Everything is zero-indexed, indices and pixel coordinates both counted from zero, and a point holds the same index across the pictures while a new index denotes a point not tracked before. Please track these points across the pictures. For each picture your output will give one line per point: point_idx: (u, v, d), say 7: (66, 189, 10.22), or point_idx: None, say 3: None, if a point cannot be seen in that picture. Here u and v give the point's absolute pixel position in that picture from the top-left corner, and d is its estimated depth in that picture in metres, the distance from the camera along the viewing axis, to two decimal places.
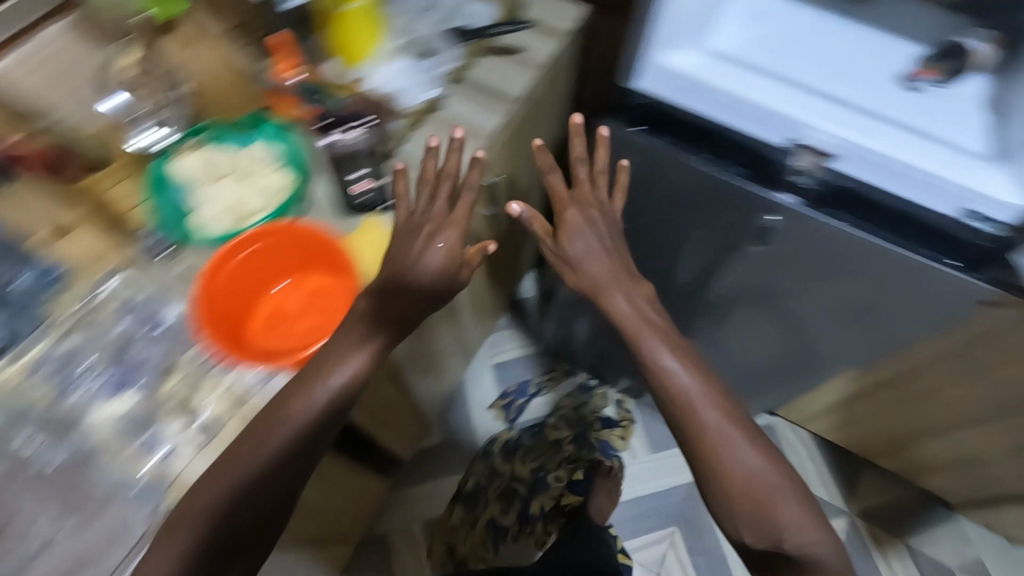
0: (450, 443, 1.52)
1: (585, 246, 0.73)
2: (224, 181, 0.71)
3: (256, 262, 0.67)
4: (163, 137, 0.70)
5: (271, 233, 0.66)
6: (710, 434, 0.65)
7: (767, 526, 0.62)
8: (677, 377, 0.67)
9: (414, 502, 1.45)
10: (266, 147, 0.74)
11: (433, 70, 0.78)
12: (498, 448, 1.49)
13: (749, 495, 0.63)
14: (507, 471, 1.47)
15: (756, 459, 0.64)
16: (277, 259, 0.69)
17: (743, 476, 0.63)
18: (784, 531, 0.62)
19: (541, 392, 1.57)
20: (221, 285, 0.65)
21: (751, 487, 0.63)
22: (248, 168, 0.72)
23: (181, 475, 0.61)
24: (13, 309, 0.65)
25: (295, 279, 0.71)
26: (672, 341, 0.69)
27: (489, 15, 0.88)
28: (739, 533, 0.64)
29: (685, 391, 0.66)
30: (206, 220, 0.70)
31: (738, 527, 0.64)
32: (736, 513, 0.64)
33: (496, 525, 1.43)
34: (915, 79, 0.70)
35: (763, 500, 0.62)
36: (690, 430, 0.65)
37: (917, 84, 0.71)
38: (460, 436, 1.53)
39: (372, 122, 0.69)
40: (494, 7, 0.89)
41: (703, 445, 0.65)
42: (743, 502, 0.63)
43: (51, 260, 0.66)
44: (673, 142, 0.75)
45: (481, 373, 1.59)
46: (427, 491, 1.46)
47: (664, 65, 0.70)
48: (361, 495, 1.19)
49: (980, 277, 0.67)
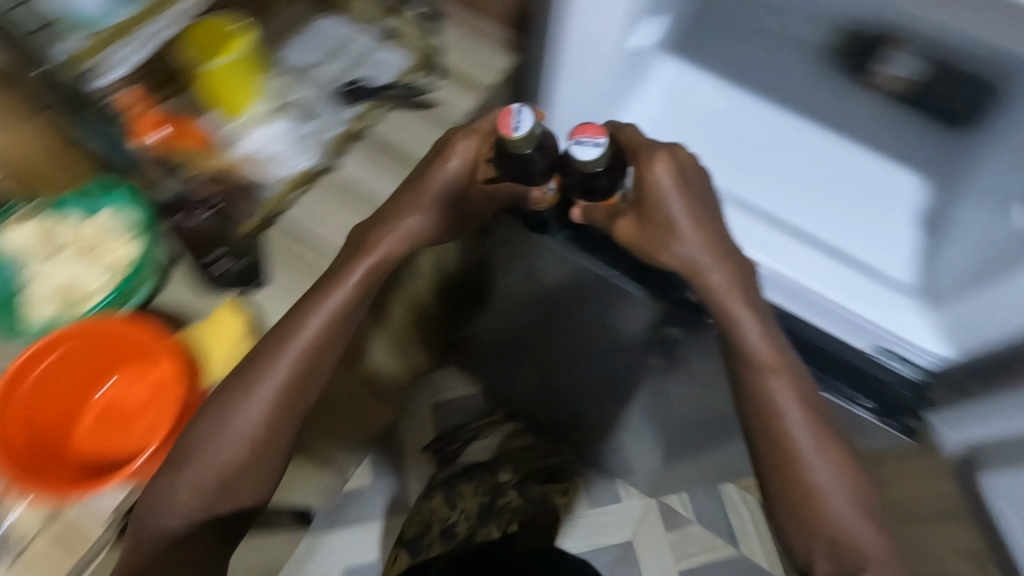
0: (377, 483, 1.44)
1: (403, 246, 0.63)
2: (64, 254, 0.64)
3: (73, 362, 0.59)
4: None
5: (94, 334, 0.58)
6: (770, 405, 0.60)
7: (840, 545, 0.58)
8: (764, 336, 0.61)
9: (336, 550, 1.38)
10: (120, 212, 0.66)
11: (310, 128, 0.72)
12: (439, 489, 1.39)
13: (829, 547, 0.59)
14: (462, 508, 1.37)
15: (823, 465, 0.59)
16: (99, 351, 0.60)
17: (809, 479, 0.59)
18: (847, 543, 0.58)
19: (478, 436, 1.49)
20: (39, 379, 0.58)
21: (815, 501, 0.59)
22: (100, 241, 0.65)
23: None
24: None
25: (118, 374, 0.63)
26: (756, 319, 0.61)
27: (400, 65, 0.82)
28: (810, 554, 0.60)
29: (765, 350, 0.61)
30: (45, 298, 0.62)
31: (801, 539, 0.60)
32: (814, 552, 0.60)
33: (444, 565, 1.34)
34: (578, 137, 0.56)
35: (835, 525, 0.59)
36: (786, 468, 0.59)
37: (581, 146, 0.56)
38: (389, 471, 1.46)
39: (218, 203, 0.66)
40: (407, 56, 0.83)
41: (763, 425, 0.61)
42: (813, 529, 0.59)
43: None
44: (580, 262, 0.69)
45: (421, 411, 1.51)
46: (350, 532, 1.40)
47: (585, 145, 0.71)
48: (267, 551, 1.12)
49: (892, 423, 0.63)
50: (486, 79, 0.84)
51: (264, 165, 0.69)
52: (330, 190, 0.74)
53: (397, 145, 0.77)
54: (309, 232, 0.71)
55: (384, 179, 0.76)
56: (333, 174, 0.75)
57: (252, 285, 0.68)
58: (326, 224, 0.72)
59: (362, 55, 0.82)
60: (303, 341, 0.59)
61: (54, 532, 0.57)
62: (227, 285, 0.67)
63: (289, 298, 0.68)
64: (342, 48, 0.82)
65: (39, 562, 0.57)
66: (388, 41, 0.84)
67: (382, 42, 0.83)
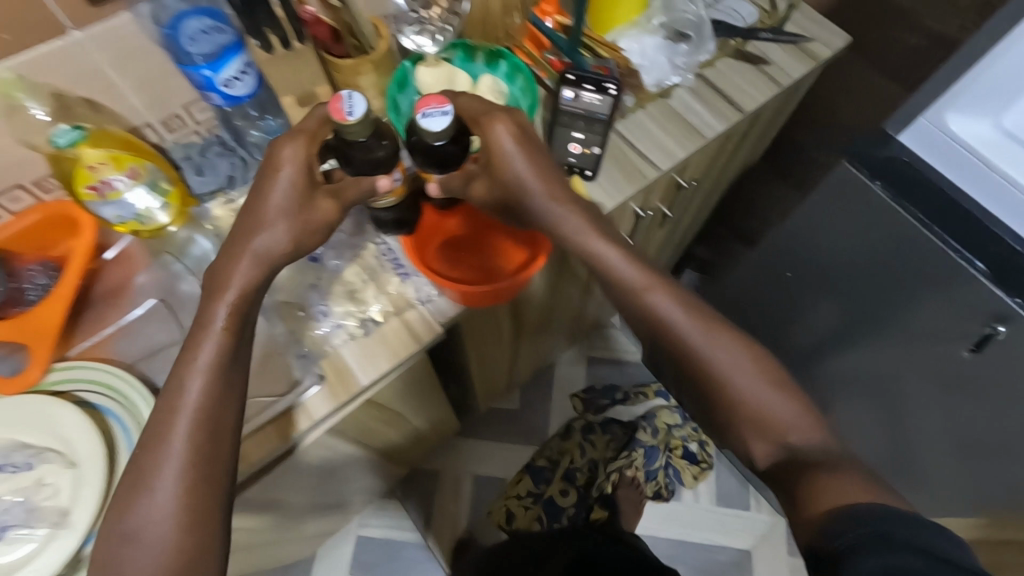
0: (520, 413, 1.52)
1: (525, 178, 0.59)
2: None
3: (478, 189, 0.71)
4: (423, 47, 0.72)
5: None
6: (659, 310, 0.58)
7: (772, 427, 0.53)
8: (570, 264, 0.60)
9: (470, 456, 1.48)
10: (500, 80, 0.73)
11: (684, 56, 0.76)
12: (579, 428, 1.45)
13: (767, 433, 0.53)
14: (589, 457, 1.42)
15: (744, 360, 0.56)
16: None
17: (726, 375, 0.55)
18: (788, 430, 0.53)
19: (628, 401, 1.49)
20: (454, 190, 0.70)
21: (708, 403, 0.56)
22: (477, 94, 0.72)
23: (337, 354, 0.65)
24: (243, 151, 0.72)
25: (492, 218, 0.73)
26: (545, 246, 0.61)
27: (750, 17, 0.83)
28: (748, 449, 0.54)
29: (617, 265, 0.59)
30: None
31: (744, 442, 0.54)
32: (748, 437, 0.54)
33: (558, 501, 1.35)
34: (421, 110, 0.53)
35: (736, 422, 0.55)
36: (692, 371, 0.57)
37: (431, 116, 0.52)
38: (534, 406, 1.53)
39: (612, 91, 0.67)
40: (760, 10, 0.84)
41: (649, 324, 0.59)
42: (759, 423, 0.54)
43: (284, 122, 0.70)
44: (943, 231, 0.68)
45: (576, 359, 1.58)
46: (485, 447, 1.48)
47: (951, 134, 0.64)
48: (436, 430, 1.22)
49: None
50: (824, 54, 0.82)
51: (644, 73, 0.73)
52: (665, 114, 0.78)
53: (729, 91, 0.79)
54: (638, 145, 0.76)
55: (713, 116, 0.78)
56: (667, 102, 0.79)
57: (587, 174, 0.73)
58: (654, 144, 0.76)
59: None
60: (218, 332, 0.50)
61: (400, 323, 0.67)
62: (568, 169, 0.72)
63: (615, 193, 0.74)
64: None
65: (382, 342, 0.66)
66: None
67: None
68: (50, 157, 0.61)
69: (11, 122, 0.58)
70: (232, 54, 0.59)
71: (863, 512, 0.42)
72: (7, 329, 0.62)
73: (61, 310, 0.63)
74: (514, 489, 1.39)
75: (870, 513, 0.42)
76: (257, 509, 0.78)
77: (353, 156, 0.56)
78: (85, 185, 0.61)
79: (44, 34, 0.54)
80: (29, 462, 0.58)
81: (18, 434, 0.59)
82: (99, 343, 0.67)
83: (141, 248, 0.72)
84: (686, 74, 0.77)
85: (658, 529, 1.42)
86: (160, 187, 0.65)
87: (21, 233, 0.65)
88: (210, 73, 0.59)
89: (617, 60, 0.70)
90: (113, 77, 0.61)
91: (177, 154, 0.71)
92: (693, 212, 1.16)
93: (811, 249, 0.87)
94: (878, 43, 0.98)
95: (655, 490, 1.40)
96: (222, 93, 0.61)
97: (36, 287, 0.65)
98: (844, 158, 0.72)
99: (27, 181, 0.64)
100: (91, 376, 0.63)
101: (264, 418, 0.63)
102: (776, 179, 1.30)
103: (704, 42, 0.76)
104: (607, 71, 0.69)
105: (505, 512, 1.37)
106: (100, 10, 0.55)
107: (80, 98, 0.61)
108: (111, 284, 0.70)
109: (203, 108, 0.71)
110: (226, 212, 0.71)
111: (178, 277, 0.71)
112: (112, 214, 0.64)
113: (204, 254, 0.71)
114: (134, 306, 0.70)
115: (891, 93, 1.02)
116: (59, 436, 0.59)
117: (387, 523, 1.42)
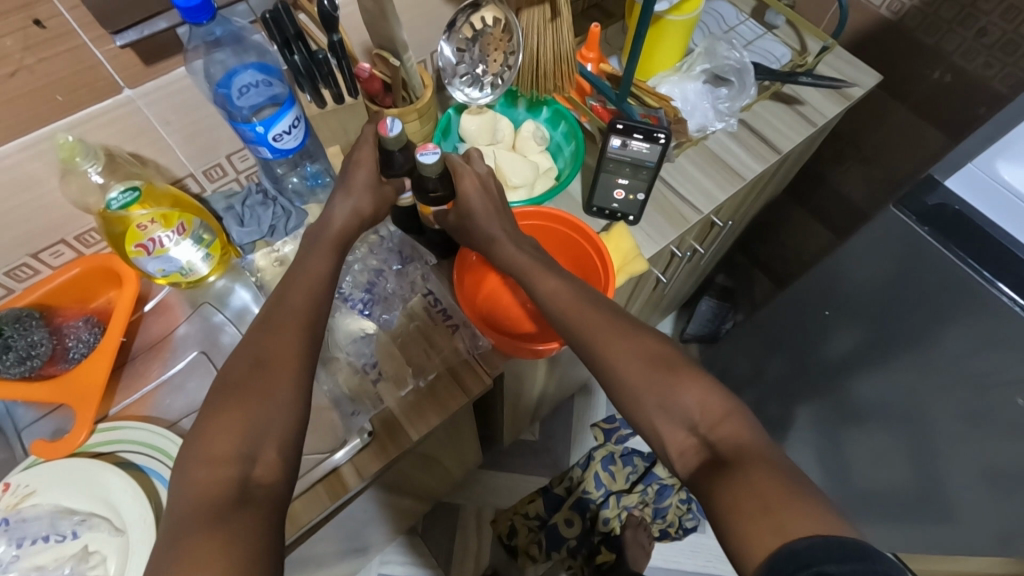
0: (540, 445, 1.51)
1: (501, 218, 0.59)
2: (497, 148, 0.71)
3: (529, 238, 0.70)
4: (479, 100, 0.69)
5: (550, 220, 0.68)
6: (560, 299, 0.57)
7: (675, 408, 0.49)
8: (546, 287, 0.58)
9: (492, 489, 1.46)
10: (541, 127, 0.74)
11: (727, 101, 0.77)
12: (599, 456, 1.43)
13: (678, 416, 0.49)
14: (606, 489, 1.40)
15: (642, 347, 0.52)
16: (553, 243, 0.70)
17: (623, 360, 0.52)
18: (692, 412, 0.48)
19: None
20: None
21: (631, 391, 0.51)
22: (519, 141, 0.73)
23: (385, 408, 0.64)
24: (285, 201, 0.72)
25: None
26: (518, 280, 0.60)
27: (784, 58, 0.84)
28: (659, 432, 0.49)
29: (609, 323, 0.54)
30: None
31: (655, 425, 0.50)
32: (664, 429, 0.49)
33: (562, 531, 1.35)
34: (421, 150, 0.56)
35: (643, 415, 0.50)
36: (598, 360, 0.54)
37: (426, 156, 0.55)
38: (553, 437, 1.52)
39: (660, 141, 0.66)
40: (792, 51, 0.85)
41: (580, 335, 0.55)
42: (657, 398, 0.50)
43: (322, 166, 0.73)
44: (992, 273, 0.68)
45: (596, 389, 1.57)
46: (506, 480, 1.47)
47: (996, 178, 0.67)
48: (462, 467, 1.21)
49: None
50: (859, 94, 0.82)
51: (688, 118, 0.75)
52: (705, 157, 0.78)
53: (767, 134, 0.79)
54: (681, 190, 0.76)
55: (752, 158, 0.78)
56: (706, 144, 0.78)
57: (631, 219, 0.72)
58: (697, 188, 0.76)
59: (750, 41, 0.85)
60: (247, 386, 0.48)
61: (447, 373, 0.66)
62: (612, 214, 0.72)
63: (659, 238, 0.73)
64: (733, 30, 0.85)
65: (429, 394, 0.65)
66: (776, 31, 0.86)
67: (769, 31, 0.86)
68: (99, 216, 0.60)
69: (62, 181, 0.57)
70: (287, 110, 0.59)
71: (804, 548, 0.36)
72: (50, 391, 0.60)
73: (105, 367, 0.62)
74: (524, 508, 1.39)
75: (813, 555, 0.36)
76: (296, 564, 0.76)
77: (395, 167, 0.58)
78: (134, 243, 0.60)
79: (98, 94, 0.53)
80: (75, 531, 0.56)
81: (64, 499, 0.57)
82: (143, 399, 0.66)
83: (181, 298, 0.70)
84: (729, 118, 0.78)
85: (683, 562, 1.40)
86: (205, 239, 0.65)
87: (62, 288, 0.64)
88: (263, 130, 0.58)
89: (667, 110, 0.70)
90: (163, 133, 0.61)
91: (219, 205, 0.70)
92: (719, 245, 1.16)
93: (848, 289, 0.87)
94: (903, 80, 0.99)
95: (665, 527, 1.39)
96: (272, 147, 0.61)
97: (80, 343, 0.64)
98: (891, 205, 0.73)
99: (71, 236, 0.63)
100: (138, 436, 0.61)
101: (318, 475, 0.62)
102: (796, 208, 1.32)
103: (747, 87, 0.76)
104: (656, 121, 0.70)
105: (509, 526, 1.38)
106: (155, 67, 0.55)
107: (128, 153, 0.60)
108: (152, 337, 0.69)
109: (244, 157, 0.71)
110: (268, 263, 0.69)
111: (219, 328, 0.70)
112: (156, 268, 0.64)
113: (244, 306, 0.70)
114: (175, 361, 0.68)
115: (917, 128, 1.02)
116: (106, 500, 0.57)
117: (409, 561, 1.39)
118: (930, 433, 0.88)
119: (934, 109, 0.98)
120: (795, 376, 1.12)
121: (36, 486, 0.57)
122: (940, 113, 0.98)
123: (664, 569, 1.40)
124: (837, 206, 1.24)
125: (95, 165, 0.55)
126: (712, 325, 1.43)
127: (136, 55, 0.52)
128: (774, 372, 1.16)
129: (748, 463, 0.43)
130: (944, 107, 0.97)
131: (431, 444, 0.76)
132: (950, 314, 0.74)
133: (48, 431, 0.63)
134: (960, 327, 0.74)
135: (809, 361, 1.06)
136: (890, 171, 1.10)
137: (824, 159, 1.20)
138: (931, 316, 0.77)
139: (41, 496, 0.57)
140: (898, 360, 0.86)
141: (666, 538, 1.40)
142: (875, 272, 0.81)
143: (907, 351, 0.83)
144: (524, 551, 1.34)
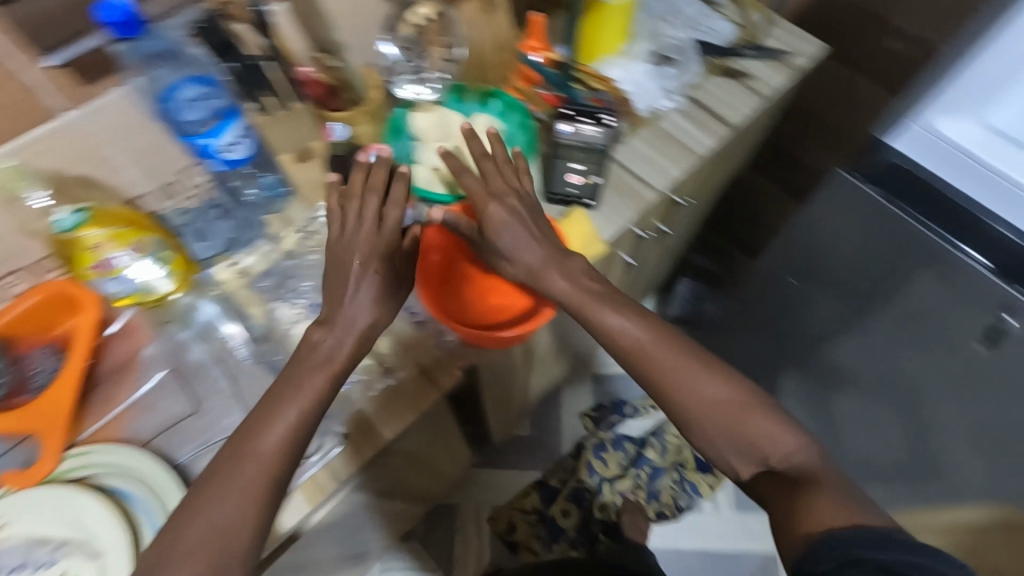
0: (533, 440, 1.51)
1: (512, 237, 0.60)
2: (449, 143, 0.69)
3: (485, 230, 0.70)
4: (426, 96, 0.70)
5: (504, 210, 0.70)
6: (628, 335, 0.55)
7: (744, 440, 0.50)
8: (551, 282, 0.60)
9: (488, 487, 1.46)
10: (496, 121, 0.71)
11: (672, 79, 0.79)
12: (591, 446, 1.46)
13: (753, 452, 0.50)
14: (600, 477, 1.42)
15: (717, 385, 0.52)
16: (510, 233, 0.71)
17: (693, 395, 0.52)
18: (765, 447, 0.50)
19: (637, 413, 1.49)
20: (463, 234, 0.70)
21: (718, 417, 0.51)
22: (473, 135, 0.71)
23: (359, 409, 0.64)
24: (243, 212, 0.71)
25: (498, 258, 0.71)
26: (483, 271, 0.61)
27: (729, 33, 0.85)
28: (727, 460, 0.51)
29: None
30: (430, 178, 0.68)
31: (725, 456, 0.51)
32: (732, 460, 0.51)
33: (561, 522, 1.39)
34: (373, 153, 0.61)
35: (729, 438, 0.51)
36: (667, 385, 0.53)
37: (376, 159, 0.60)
38: (545, 432, 1.51)
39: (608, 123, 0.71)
40: (737, 25, 0.86)
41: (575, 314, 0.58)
42: (725, 432, 0.51)
43: (280, 176, 0.71)
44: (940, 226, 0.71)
45: (583, 379, 1.57)
46: (502, 478, 1.47)
47: (943, 137, 0.70)
48: (455, 467, 1.20)
49: None
50: (804, 63, 0.84)
51: (634, 97, 0.77)
52: (658, 135, 0.78)
53: (718, 108, 0.81)
54: (638, 169, 0.76)
55: (704, 134, 0.79)
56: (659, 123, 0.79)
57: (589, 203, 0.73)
58: (651, 166, 0.76)
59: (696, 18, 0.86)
60: None
61: (417, 370, 0.66)
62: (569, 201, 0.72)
63: (619, 219, 0.73)
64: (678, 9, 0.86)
65: (400, 393, 0.65)
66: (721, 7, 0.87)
67: (715, 7, 0.87)
68: (52, 240, 0.61)
69: (7, 211, 0.57)
70: (231, 120, 0.61)
71: (844, 536, 0.42)
72: (16, 420, 0.60)
73: (68, 393, 0.62)
74: (521, 502, 1.42)
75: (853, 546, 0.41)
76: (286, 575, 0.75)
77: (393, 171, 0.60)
78: (88, 266, 0.61)
79: (36, 117, 0.53)
80: (51, 558, 0.56)
81: (37, 528, 0.57)
82: (114, 421, 0.66)
83: (146, 318, 0.69)
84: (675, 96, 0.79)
85: (683, 543, 1.41)
86: (164, 256, 0.64)
87: (21, 316, 0.63)
88: (209, 141, 0.61)
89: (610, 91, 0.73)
90: (110, 152, 0.60)
91: (176, 221, 0.70)
92: (688, 222, 1.16)
93: (815, 255, 0.88)
94: (854, 48, 1.01)
95: (662, 508, 1.42)
96: (222, 157, 0.63)
97: (44, 371, 0.64)
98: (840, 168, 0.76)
99: (26, 264, 0.63)
100: (110, 458, 0.61)
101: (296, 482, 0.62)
102: (766, 183, 1.33)
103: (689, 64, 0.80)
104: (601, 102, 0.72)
105: (507, 523, 1.40)
106: (93, 87, 0.55)
107: (76, 176, 0.60)
108: (119, 359, 0.68)
109: (199, 172, 0.70)
110: (231, 275, 0.69)
111: (186, 346, 0.70)
112: (116, 290, 0.63)
113: (209, 321, 0.69)
114: (143, 382, 0.68)
115: (873, 95, 1.04)
116: (81, 525, 0.56)
117: (410, 567, 1.39)
118: (905, 390, 0.90)
119: (886, 75, 1.00)
120: (775, 347, 1.13)
121: (7, 518, 0.57)
122: (892, 78, 1.00)
123: (666, 551, 1.41)
124: (804, 178, 1.25)
125: (42, 193, 0.57)
126: (693, 305, 1.44)
127: (72, 74, 0.52)
128: (755, 346, 1.17)
129: (824, 486, 0.46)
130: (895, 71, 0.98)
131: (412, 443, 0.75)
132: (911, 270, 0.76)
133: (19, 461, 0.63)
134: (923, 282, 0.75)
135: (786, 331, 1.08)
136: (850, 138, 1.12)
137: (787, 132, 1.22)
138: (895, 274, 0.78)
139: (14, 528, 0.57)
140: (867, 320, 0.87)
141: (664, 519, 1.42)
142: (838, 235, 0.82)
143: (879, 311, 0.84)
144: (524, 545, 1.38)
